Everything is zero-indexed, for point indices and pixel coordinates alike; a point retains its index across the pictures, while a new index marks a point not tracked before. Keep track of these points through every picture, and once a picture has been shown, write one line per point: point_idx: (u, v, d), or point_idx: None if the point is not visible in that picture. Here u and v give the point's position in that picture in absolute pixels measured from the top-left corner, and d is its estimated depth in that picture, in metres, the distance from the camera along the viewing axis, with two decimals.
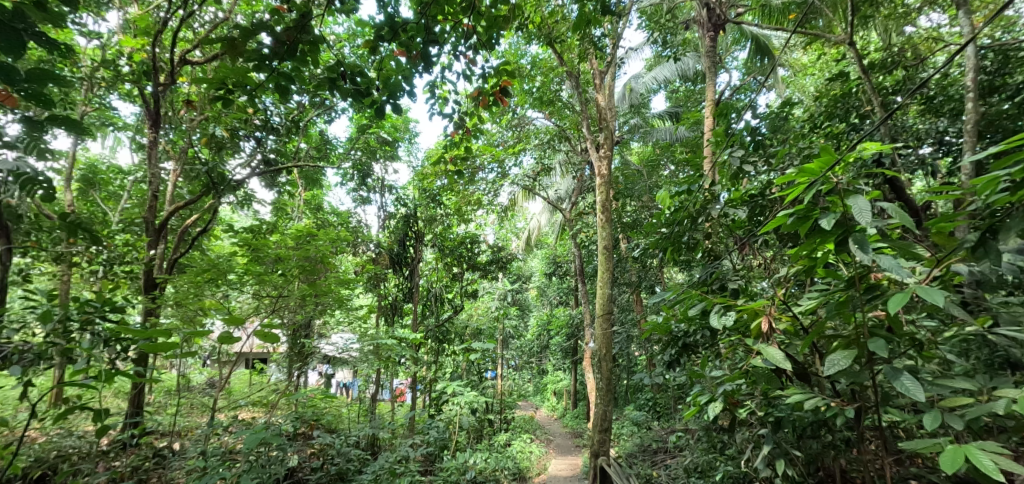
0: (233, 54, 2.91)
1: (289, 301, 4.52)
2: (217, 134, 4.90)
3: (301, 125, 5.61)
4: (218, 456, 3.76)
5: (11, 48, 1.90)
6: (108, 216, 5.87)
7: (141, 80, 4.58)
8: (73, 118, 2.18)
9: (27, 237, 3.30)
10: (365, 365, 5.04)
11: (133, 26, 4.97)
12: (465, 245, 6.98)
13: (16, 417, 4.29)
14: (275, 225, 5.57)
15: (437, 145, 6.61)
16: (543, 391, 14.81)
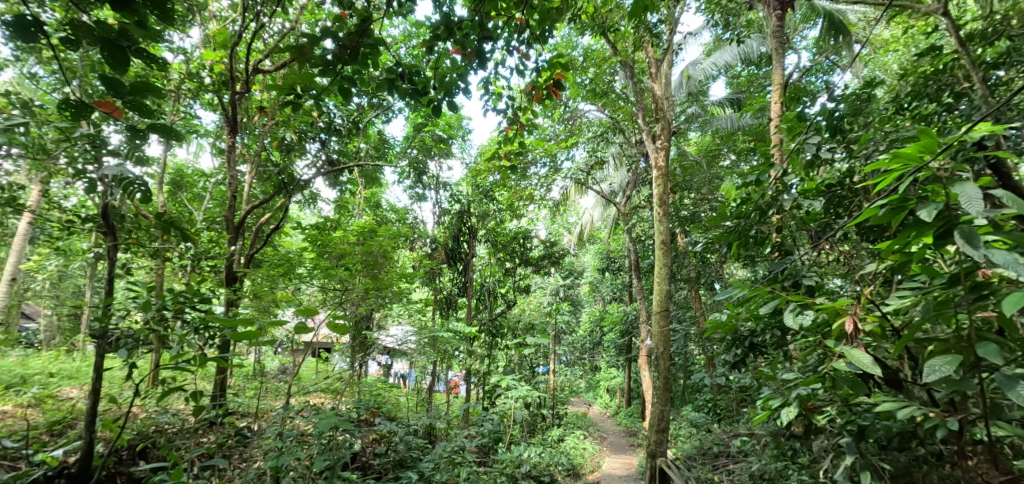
0: (301, 60, 3.01)
1: (353, 295, 4.64)
2: (286, 137, 5.23)
3: (361, 126, 5.80)
4: (293, 438, 3.95)
5: (118, 64, 2.08)
6: (193, 214, 6.31)
7: (219, 89, 4.88)
8: (168, 126, 2.33)
9: (127, 235, 3.61)
10: (422, 357, 5.20)
11: (210, 39, 5.31)
12: (517, 241, 6.92)
13: (120, 397, 4.71)
14: (338, 222, 5.84)
15: (490, 140, 6.64)
16: (595, 388, 14.74)
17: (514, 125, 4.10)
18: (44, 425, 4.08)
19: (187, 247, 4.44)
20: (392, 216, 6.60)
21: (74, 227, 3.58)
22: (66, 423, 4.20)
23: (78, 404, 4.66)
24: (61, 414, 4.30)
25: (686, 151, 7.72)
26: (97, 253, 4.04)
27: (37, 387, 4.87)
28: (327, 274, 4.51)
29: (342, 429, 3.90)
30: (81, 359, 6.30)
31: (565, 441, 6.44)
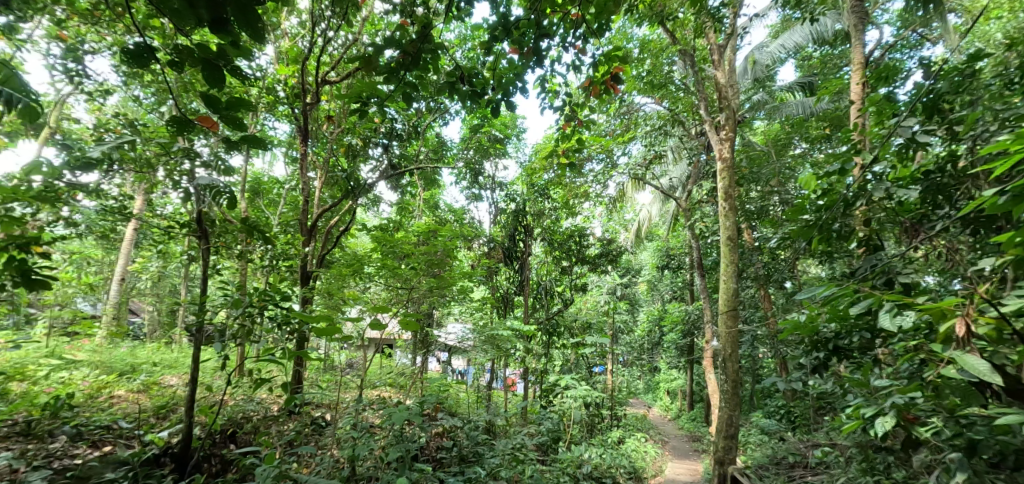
0: (367, 69, 3.17)
1: (417, 293, 4.76)
2: (352, 143, 5.60)
3: (420, 129, 5.94)
4: (366, 429, 4.11)
5: (216, 82, 2.36)
6: (270, 218, 6.70)
7: (292, 101, 5.16)
8: (258, 138, 2.66)
9: (218, 238, 4.05)
10: (480, 354, 5.24)
11: (283, 55, 5.64)
12: (574, 239, 6.84)
13: (214, 385, 5.09)
14: (401, 223, 6.02)
15: (546, 138, 6.61)
16: (655, 390, 14.43)
17: (572, 122, 4.07)
18: (152, 409, 4.47)
19: (263, 249, 4.70)
20: (450, 217, 6.71)
21: (173, 233, 3.91)
22: (170, 408, 4.57)
23: (179, 391, 5.07)
24: (165, 399, 4.69)
25: (752, 142, 7.37)
26: (191, 255, 4.38)
27: (144, 375, 5.33)
28: (393, 273, 4.64)
29: (412, 421, 4.00)
30: (178, 351, 6.85)
31: (626, 443, 6.31)
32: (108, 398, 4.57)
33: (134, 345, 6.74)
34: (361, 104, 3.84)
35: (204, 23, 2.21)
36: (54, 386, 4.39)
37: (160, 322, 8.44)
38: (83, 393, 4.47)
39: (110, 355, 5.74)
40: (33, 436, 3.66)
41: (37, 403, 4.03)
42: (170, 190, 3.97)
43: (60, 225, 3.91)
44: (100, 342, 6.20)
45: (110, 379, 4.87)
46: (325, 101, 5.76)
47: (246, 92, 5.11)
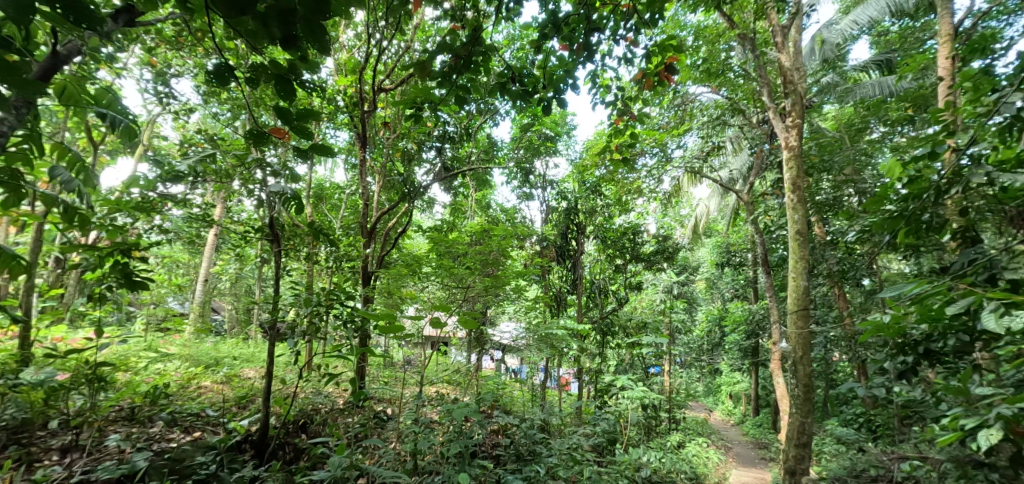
0: (422, 74, 3.26)
1: (473, 292, 4.77)
2: (408, 147, 5.72)
3: (472, 131, 5.97)
4: (426, 424, 4.17)
5: (287, 95, 2.54)
6: (332, 221, 6.96)
7: (351, 110, 5.36)
8: (327, 147, 2.90)
9: (289, 241, 4.30)
10: (535, 353, 5.19)
11: (342, 66, 5.86)
12: (627, 237, 6.69)
13: (288, 378, 5.36)
14: (454, 224, 6.10)
15: (597, 134, 6.50)
16: (716, 393, 13.94)
17: (624, 117, 3.97)
18: (234, 399, 4.77)
19: (325, 250, 4.88)
20: (501, 216, 6.72)
21: (248, 237, 4.15)
22: (250, 399, 4.85)
23: (257, 383, 5.38)
24: (246, 390, 4.99)
25: (821, 128, 6.90)
26: (264, 258, 4.63)
27: (227, 367, 5.69)
28: (448, 272, 4.66)
29: (471, 418, 4.01)
30: (254, 346, 7.27)
31: (686, 447, 6.07)
32: (197, 388, 4.92)
33: (217, 341, 7.24)
34: (416, 108, 3.92)
35: (275, 41, 2.31)
36: (151, 375, 4.78)
37: (239, 320, 9.01)
38: (176, 382, 4.85)
39: (197, 349, 6.17)
40: (136, 421, 3.98)
41: (138, 391, 4.36)
42: (246, 199, 4.24)
43: (153, 231, 4.26)
44: (188, 337, 6.68)
45: (198, 371, 5.24)
46: (381, 107, 5.91)
47: (310, 102, 5.37)
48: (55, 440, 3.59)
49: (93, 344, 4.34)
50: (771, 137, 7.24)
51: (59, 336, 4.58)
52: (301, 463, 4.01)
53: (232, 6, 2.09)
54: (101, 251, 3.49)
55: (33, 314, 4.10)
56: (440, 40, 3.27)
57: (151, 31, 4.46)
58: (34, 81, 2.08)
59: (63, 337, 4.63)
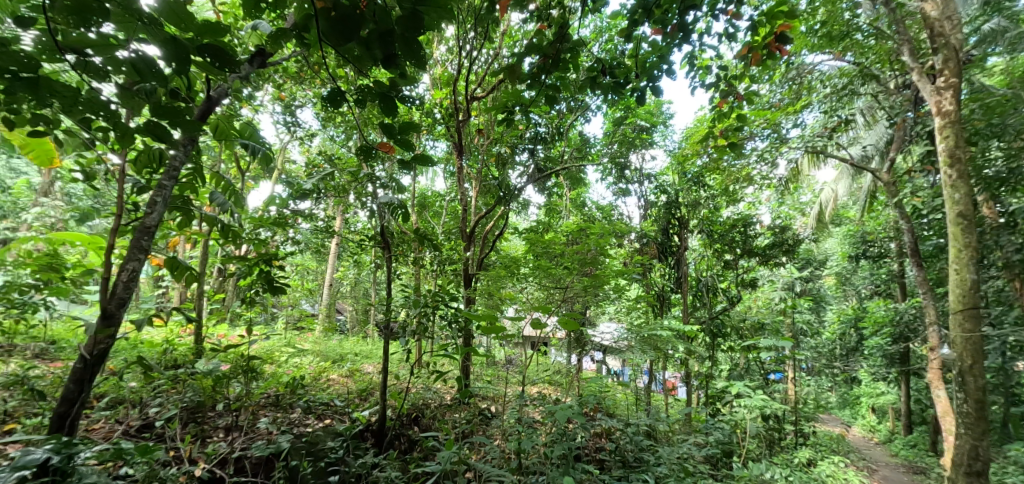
0: (511, 77, 3.29)
1: (572, 292, 4.65)
2: (500, 152, 5.69)
3: (562, 131, 5.86)
4: (528, 423, 4.13)
5: (389, 111, 2.67)
6: (435, 227, 7.22)
7: (448, 121, 5.56)
8: (427, 155, 3.02)
9: (397, 248, 4.53)
10: (638, 356, 4.90)
11: (438, 80, 6.08)
12: (737, 229, 6.08)
13: (402, 373, 5.65)
14: (550, 224, 6.02)
15: (698, 120, 6.13)
16: (854, 404, 12.50)
17: (729, 99, 3.65)
18: (357, 391, 5.11)
19: (430, 255, 5.06)
20: (597, 214, 6.56)
21: (363, 246, 4.43)
22: (370, 391, 5.17)
23: (375, 378, 5.72)
24: (366, 384, 5.33)
25: (985, 85, 5.75)
26: (377, 264, 4.92)
27: (351, 362, 6.13)
28: (546, 273, 4.60)
29: (575, 421, 3.90)
30: (373, 344, 7.76)
31: (818, 466, 5.43)
32: (326, 380, 5.34)
33: (343, 338, 7.86)
34: (506, 112, 3.96)
35: (378, 63, 2.46)
36: (290, 368, 5.28)
37: (359, 320, 9.74)
38: (309, 374, 5.31)
39: (326, 345, 6.73)
40: (281, 407, 4.37)
41: (281, 381, 4.79)
42: (361, 211, 4.53)
43: (287, 243, 4.70)
44: (318, 335, 7.30)
45: (327, 365, 5.70)
46: (474, 115, 6.02)
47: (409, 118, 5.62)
48: (221, 419, 4.05)
49: (246, 338, 4.88)
50: (914, 106, 6.27)
51: (223, 332, 5.25)
52: (415, 453, 4.18)
53: (338, 29, 2.28)
54: (250, 261, 3.99)
55: (202, 313, 4.74)
56: (528, 41, 3.26)
57: (277, 69, 4.97)
58: (193, 120, 2.48)
59: (225, 333, 5.31)
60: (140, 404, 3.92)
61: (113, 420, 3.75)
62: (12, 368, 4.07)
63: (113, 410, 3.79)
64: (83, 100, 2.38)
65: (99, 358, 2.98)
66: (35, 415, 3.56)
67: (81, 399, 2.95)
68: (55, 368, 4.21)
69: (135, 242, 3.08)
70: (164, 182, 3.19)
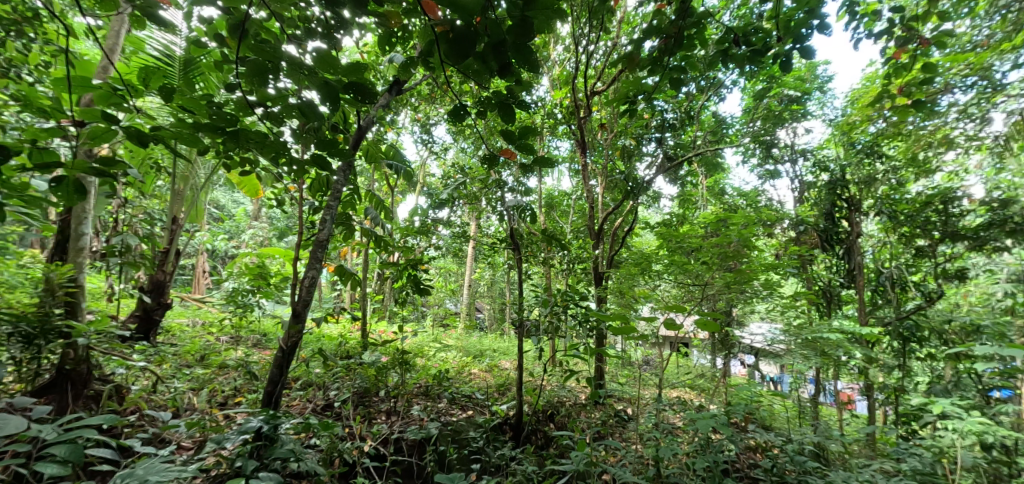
0: (630, 66, 3.10)
1: (713, 290, 4.22)
2: (626, 144, 5.37)
3: (693, 114, 5.38)
4: (669, 431, 3.79)
5: (507, 116, 2.59)
6: (564, 225, 7.12)
7: (570, 119, 5.41)
8: (548, 157, 2.93)
9: (527, 249, 4.52)
10: (801, 363, 4.30)
11: (557, 80, 5.97)
12: (934, 207, 5.00)
13: (538, 371, 5.62)
14: (687, 217, 5.60)
15: (866, 82, 5.26)
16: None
17: (909, 47, 2.99)
18: (495, 385, 5.19)
19: (560, 255, 4.96)
20: (741, 203, 5.76)
21: (494, 248, 4.48)
22: (507, 387, 5.21)
23: (512, 374, 5.77)
24: (504, 379, 5.39)
25: None
26: (509, 265, 4.94)
27: (490, 358, 6.27)
28: (683, 269, 4.25)
29: (724, 432, 3.47)
30: (510, 341, 7.88)
31: None
32: (468, 374, 5.50)
33: (483, 335, 8.11)
34: (630, 102, 3.72)
35: (494, 73, 2.38)
36: (436, 362, 5.54)
37: (497, 318, 10.04)
38: (453, 367, 5.52)
39: (468, 341, 6.98)
40: (429, 396, 4.59)
41: (429, 373, 5.03)
42: (492, 215, 4.58)
43: (431, 249, 4.90)
44: (460, 332, 7.61)
45: (468, 359, 5.90)
46: (596, 110, 5.82)
47: (531, 122, 5.61)
48: (383, 404, 4.33)
49: (400, 334, 5.21)
50: None
51: (382, 328, 5.70)
52: (551, 450, 4.10)
53: (456, 47, 2.22)
54: (399, 266, 4.27)
55: (366, 311, 5.19)
56: (647, 25, 3.01)
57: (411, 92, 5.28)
58: (346, 149, 2.88)
59: (383, 329, 5.76)
60: (323, 386, 4.34)
61: (305, 398, 4.20)
62: (239, 354, 4.85)
63: (305, 391, 4.23)
64: (268, 144, 2.74)
65: (293, 350, 3.41)
66: (252, 393, 4.13)
67: (282, 381, 3.44)
68: (265, 356, 4.93)
69: (312, 253, 3.51)
70: (331, 202, 3.56)
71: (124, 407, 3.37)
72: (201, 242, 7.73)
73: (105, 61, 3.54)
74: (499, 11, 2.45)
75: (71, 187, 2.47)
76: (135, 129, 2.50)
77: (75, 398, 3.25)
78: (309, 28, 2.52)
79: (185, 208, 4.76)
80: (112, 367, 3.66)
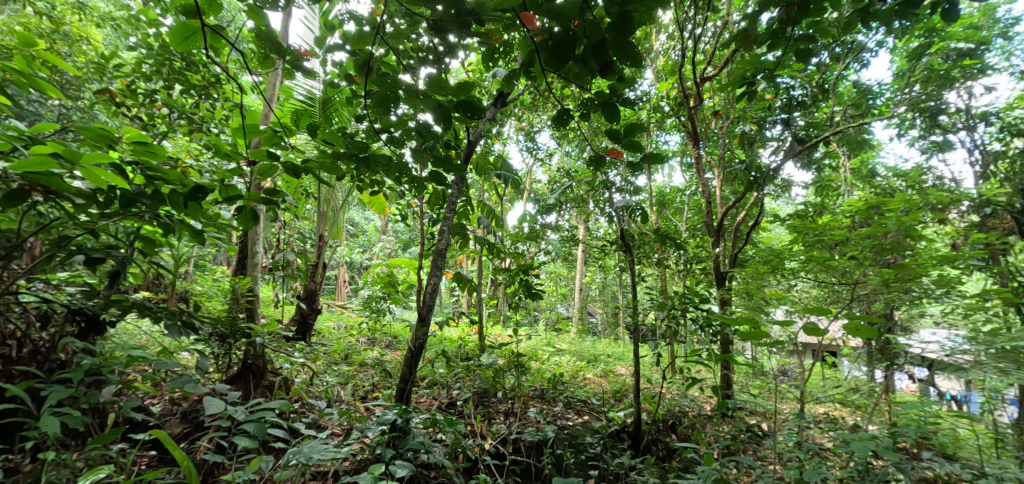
0: (747, 44, 2.79)
1: (867, 290, 3.63)
2: (745, 130, 4.88)
3: (828, 87, 4.73)
4: (815, 451, 3.31)
5: (612, 116, 2.45)
6: (678, 223, 6.69)
7: (679, 110, 5.03)
8: (660, 152, 2.71)
9: (639, 250, 4.27)
10: (992, 378, 3.53)
11: (662, 71, 5.62)
12: None
13: (657, 378, 5.29)
14: (827, 205, 4.94)
15: None
16: None
17: None
18: (611, 392, 4.96)
19: (675, 254, 4.62)
20: (900, 183, 4.86)
21: (604, 250, 4.28)
22: (623, 393, 4.97)
23: (628, 380, 5.49)
24: (619, 385, 5.14)
25: None
26: (621, 267, 4.70)
27: (604, 363, 6.04)
28: (826, 267, 3.72)
29: (890, 455, 2.94)
30: (624, 345, 7.57)
31: None
32: (582, 379, 5.33)
33: (595, 340, 7.88)
34: (748, 83, 3.32)
35: (596, 74, 2.25)
36: (551, 365, 5.45)
37: (609, 322, 9.75)
38: (568, 371, 5.39)
39: (580, 346, 6.80)
40: (545, 399, 4.50)
41: (544, 376, 4.95)
42: (600, 217, 4.38)
43: (541, 254, 4.81)
44: (573, 336, 7.46)
45: (582, 364, 5.73)
46: (708, 97, 5.38)
47: (637, 117, 5.32)
48: (502, 404, 4.31)
49: (515, 338, 5.18)
50: None
51: (498, 331, 5.71)
52: (673, 463, 3.80)
53: (556, 54, 2.11)
54: (512, 271, 4.24)
55: (482, 315, 5.24)
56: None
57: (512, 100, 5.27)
58: (460, 164, 2.84)
59: (498, 333, 5.80)
60: (446, 386, 4.43)
61: (431, 395, 4.32)
62: (376, 353, 5.15)
63: (431, 388, 4.37)
64: (393, 166, 2.88)
65: (421, 351, 3.50)
66: (387, 388, 4.32)
67: (412, 380, 3.55)
68: (397, 355, 5.17)
69: (432, 262, 3.60)
70: (446, 214, 3.63)
71: (292, 394, 3.67)
72: (341, 256, 8.46)
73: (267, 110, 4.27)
74: (596, 10, 2.32)
75: (248, 215, 2.84)
76: (291, 163, 2.82)
77: (256, 386, 3.58)
78: (421, 56, 2.56)
79: (327, 227, 5.19)
80: (281, 362, 4.04)
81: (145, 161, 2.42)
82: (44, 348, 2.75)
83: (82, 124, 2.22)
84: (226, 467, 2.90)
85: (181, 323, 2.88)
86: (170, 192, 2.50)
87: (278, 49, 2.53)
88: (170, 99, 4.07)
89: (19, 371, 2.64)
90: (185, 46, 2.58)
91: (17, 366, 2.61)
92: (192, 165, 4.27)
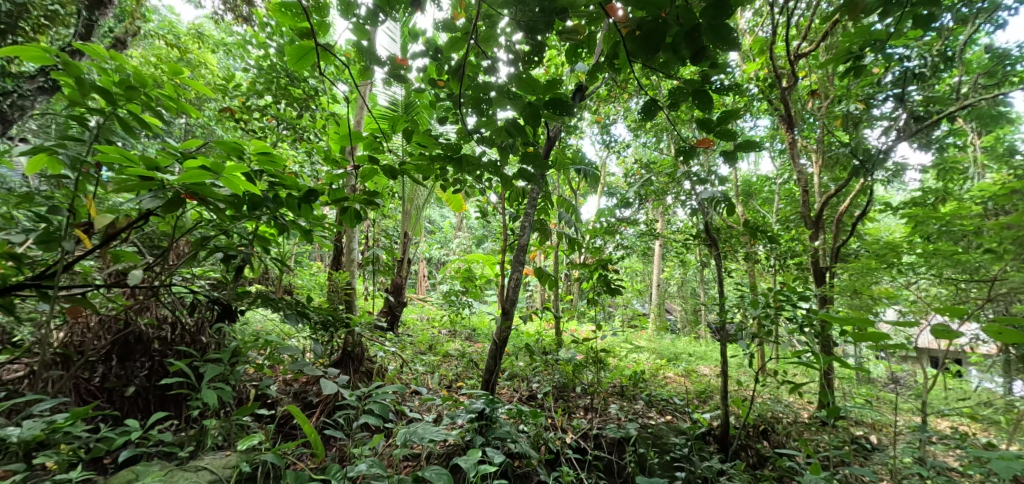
0: (851, 15, 2.37)
1: (1005, 287, 3.17)
2: (850, 110, 4.40)
3: (953, 55, 4.16)
4: (940, 468, 2.94)
5: (704, 105, 2.29)
6: (766, 214, 6.25)
7: (770, 92, 4.67)
8: (754, 140, 2.52)
9: (727, 243, 4.02)
10: None
11: (749, 51, 5.24)
12: None
13: (745, 380, 4.97)
14: (949, 189, 4.36)
15: None
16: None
17: None
18: (695, 392, 4.72)
19: (766, 248, 4.30)
20: None
21: (688, 245, 4.07)
22: (709, 394, 4.72)
23: (713, 381, 5.21)
24: (704, 385, 4.88)
25: None
26: (705, 262, 4.45)
27: (686, 363, 5.77)
28: (954, 261, 3.28)
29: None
30: (706, 344, 7.20)
31: None
32: (663, 377, 5.13)
33: (676, 338, 7.57)
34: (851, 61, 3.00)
35: (686, 62, 2.10)
36: (630, 363, 5.29)
37: (690, 320, 9.33)
38: (648, 369, 5.22)
39: (660, 344, 6.55)
40: (626, 397, 4.37)
41: (624, 374, 4.81)
42: (682, 209, 4.16)
43: (620, 249, 4.66)
44: (652, 334, 7.22)
45: (663, 363, 5.51)
46: (804, 77, 4.95)
47: (722, 102, 5.01)
48: (582, 400, 4.24)
49: (594, 334, 5.08)
50: None
51: (574, 327, 5.64)
52: (768, 471, 3.55)
53: (645, 44, 2.01)
54: (590, 267, 4.15)
55: (559, 311, 5.19)
56: None
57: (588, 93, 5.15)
58: (545, 159, 2.78)
59: (574, 329, 5.73)
60: (525, 380, 4.43)
61: (513, 388, 4.33)
62: (457, 346, 5.26)
63: (511, 381, 4.39)
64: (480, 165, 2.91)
65: (503, 346, 3.50)
66: (470, 380, 4.41)
67: (496, 373, 3.57)
68: (479, 348, 5.24)
69: (515, 258, 3.60)
70: (528, 208, 3.60)
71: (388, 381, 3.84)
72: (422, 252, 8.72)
73: (359, 116, 4.56)
74: None
75: (352, 215, 2.96)
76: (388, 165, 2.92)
77: (356, 371, 3.75)
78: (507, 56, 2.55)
79: (410, 224, 5.36)
80: (375, 351, 4.22)
81: (269, 169, 2.59)
82: (192, 332, 3.01)
83: (221, 138, 2.39)
84: (343, 443, 3.00)
85: (297, 310, 3.09)
86: (287, 196, 2.66)
87: (374, 59, 2.61)
88: (277, 111, 4.39)
89: (174, 351, 2.94)
90: (300, 64, 2.72)
91: (173, 347, 2.91)
92: (293, 170, 4.59)
